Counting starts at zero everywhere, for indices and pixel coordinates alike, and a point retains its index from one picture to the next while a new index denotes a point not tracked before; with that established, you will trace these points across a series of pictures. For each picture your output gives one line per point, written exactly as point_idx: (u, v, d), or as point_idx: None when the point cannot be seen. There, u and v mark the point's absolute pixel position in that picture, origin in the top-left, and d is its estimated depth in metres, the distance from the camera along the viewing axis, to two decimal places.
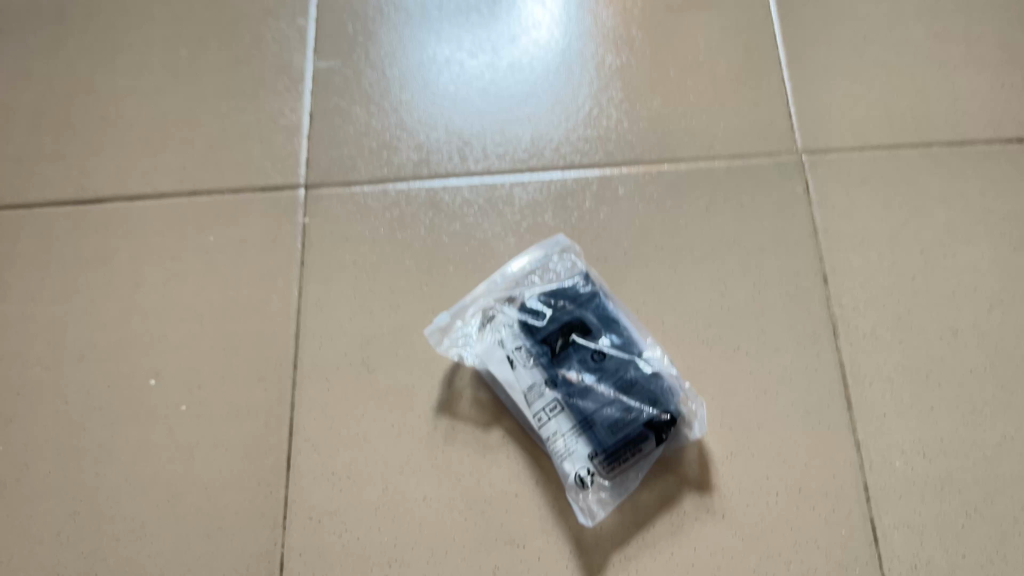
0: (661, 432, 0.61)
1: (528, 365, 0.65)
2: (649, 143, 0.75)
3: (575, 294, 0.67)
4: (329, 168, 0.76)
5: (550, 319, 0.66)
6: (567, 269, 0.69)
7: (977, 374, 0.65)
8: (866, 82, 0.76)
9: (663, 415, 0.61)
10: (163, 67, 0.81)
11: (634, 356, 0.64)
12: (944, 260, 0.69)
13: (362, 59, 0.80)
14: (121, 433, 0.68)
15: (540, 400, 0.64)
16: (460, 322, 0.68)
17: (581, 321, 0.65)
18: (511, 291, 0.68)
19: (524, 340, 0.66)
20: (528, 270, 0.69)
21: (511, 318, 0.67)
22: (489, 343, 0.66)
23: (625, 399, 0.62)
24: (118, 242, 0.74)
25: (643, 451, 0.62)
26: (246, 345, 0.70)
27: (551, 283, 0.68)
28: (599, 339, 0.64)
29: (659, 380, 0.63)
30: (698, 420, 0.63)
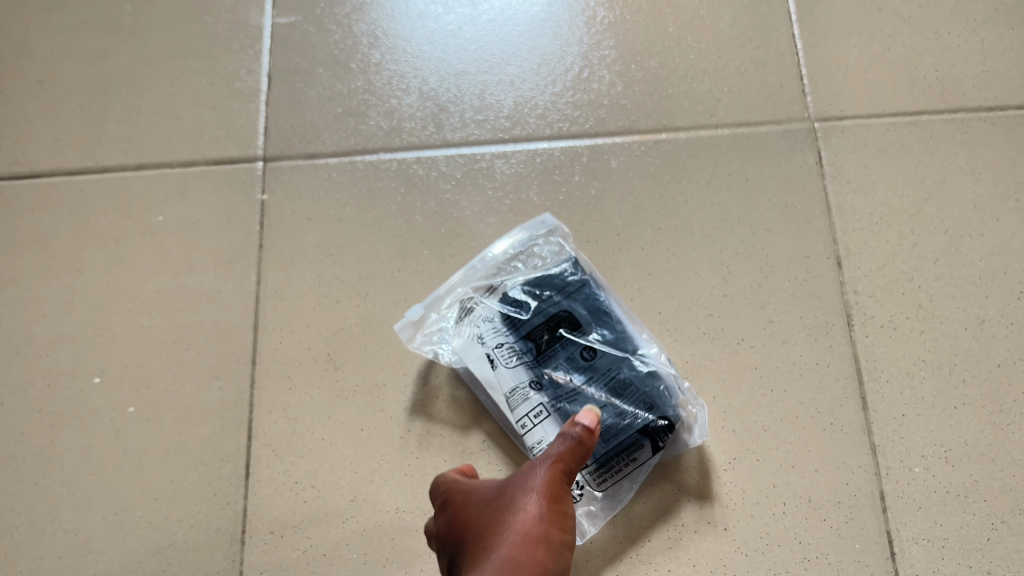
0: (657, 439, 0.55)
1: (511, 364, 0.58)
2: (646, 109, 0.68)
3: (562, 283, 0.60)
4: (289, 138, 0.68)
5: (535, 311, 0.59)
6: (553, 255, 0.62)
7: (1005, 369, 0.59)
8: (885, 39, 0.69)
9: (659, 420, 0.55)
10: (104, 23, 0.73)
11: (628, 354, 0.58)
12: (970, 241, 0.63)
13: (326, 12, 0.72)
14: (61, 437, 0.61)
15: (523, 404, 0.57)
16: (435, 315, 0.61)
17: (570, 314, 0.59)
18: (492, 280, 0.61)
19: (506, 336, 0.59)
20: (511, 255, 0.62)
21: (492, 310, 0.60)
22: (467, 339, 0.60)
23: (619, 402, 0.56)
24: (56, 223, 0.67)
25: (637, 460, 0.56)
26: (200, 339, 0.63)
27: (536, 271, 0.61)
28: (589, 334, 0.58)
29: (656, 380, 0.57)
30: (699, 425, 0.57)
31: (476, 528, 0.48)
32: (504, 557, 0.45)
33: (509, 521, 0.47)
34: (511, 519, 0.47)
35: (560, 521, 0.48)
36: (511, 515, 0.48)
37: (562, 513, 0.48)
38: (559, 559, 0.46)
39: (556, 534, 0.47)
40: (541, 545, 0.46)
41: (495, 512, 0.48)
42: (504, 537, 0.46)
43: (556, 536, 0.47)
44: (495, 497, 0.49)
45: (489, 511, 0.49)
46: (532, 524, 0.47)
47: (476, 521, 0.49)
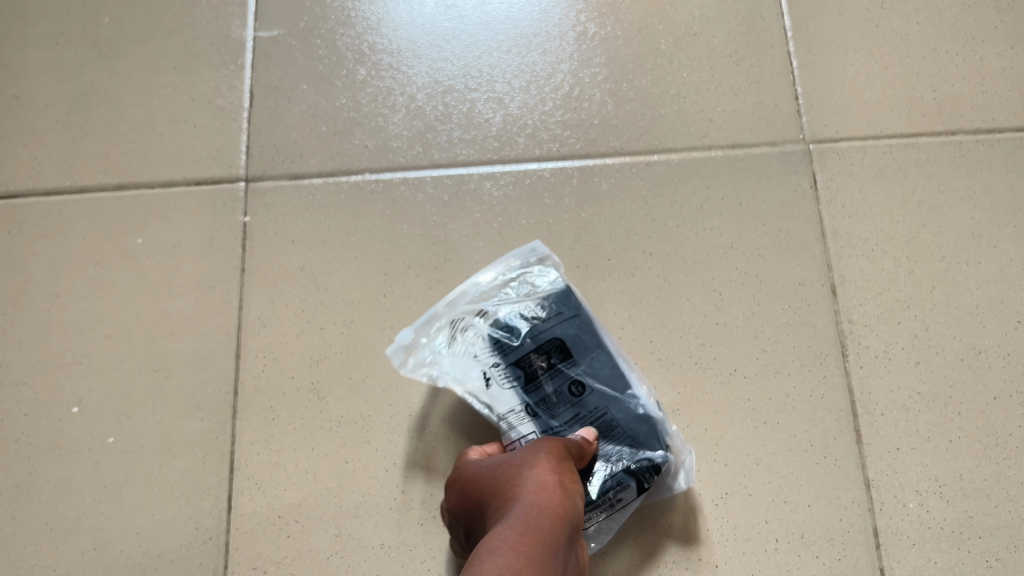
0: (641, 480, 0.54)
1: (503, 389, 0.56)
2: (637, 129, 0.66)
3: (555, 312, 0.57)
4: (272, 157, 0.67)
5: (527, 338, 0.56)
6: (547, 281, 0.58)
7: (1002, 402, 0.58)
8: (883, 58, 0.67)
9: (644, 460, 0.54)
10: (82, 37, 0.71)
11: (618, 393, 0.56)
12: (968, 268, 0.61)
13: (310, 27, 0.70)
14: (39, 469, 0.60)
15: (515, 431, 0.56)
16: (425, 337, 0.58)
17: (561, 344, 0.56)
18: (483, 303, 0.58)
19: (498, 361, 0.56)
20: (503, 276, 0.59)
21: (483, 333, 0.57)
22: (458, 361, 0.57)
23: (604, 443, 0.55)
24: (33, 246, 0.65)
25: (620, 500, 0.54)
26: (181, 367, 0.62)
27: (529, 297, 0.58)
28: (580, 369, 0.56)
29: (644, 423, 0.55)
30: (684, 471, 0.56)
31: (489, 491, 0.49)
32: (522, 504, 0.46)
33: (523, 477, 0.48)
34: (525, 476, 0.48)
35: (570, 481, 0.49)
36: (522, 473, 0.49)
37: (570, 473, 0.49)
38: (573, 509, 0.47)
39: (568, 487, 0.48)
40: (555, 492, 0.47)
41: (506, 476, 0.49)
42: (519, 488, 0.47)
43: (568, 490, 0.48)
44: (505, 464, 0.50)
45: (500, 475, 0.50)
46: (547, 479, 0.48)
47: (489, 486, 0.49)
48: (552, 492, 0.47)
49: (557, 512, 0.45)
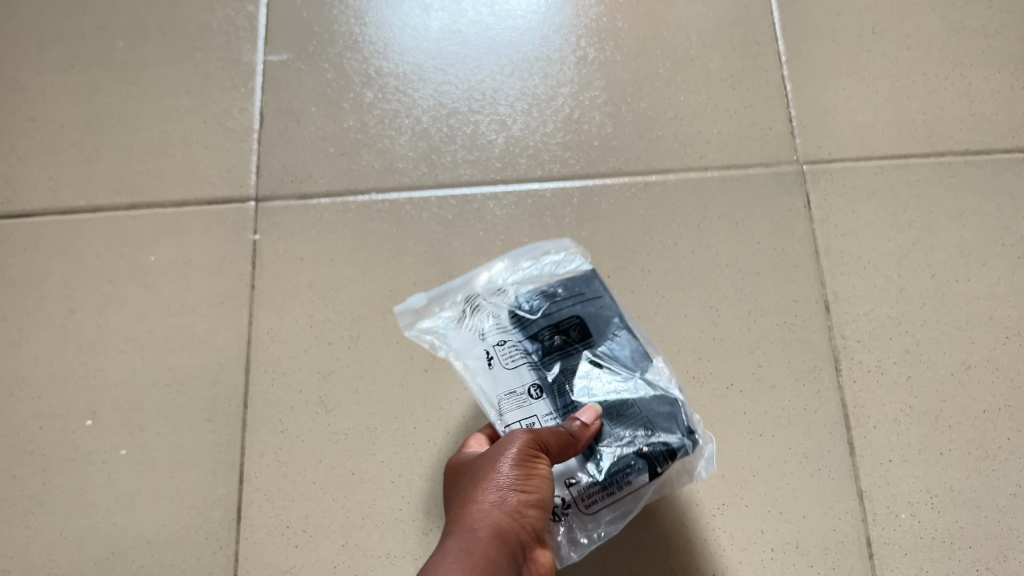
0: (655, 464, 0.45)
1: (510, 366, 0.49)
2: (636, 150, 0.68)
3: (577, 288, 0.51)
4: (282, 178, 0.69)
5: (546, 311, 0.50)
6: (572, 260, 0.53)
7: (991, 415, 0.60)
8: (873, 82, 0.69)
9: (659, 443, 0.46)
10: (97, 61, 0.73)
11: (636, 374, 0.48)
12: (957, 285, 0.63)
13: (318, 51, 0.72)
14: (54, 481, 0.61)
15: (516, 412, 0.48)
16: (436, 308, 0.53)
17: (581, 323, 0.49)
18: (503, 276, 0.53)
19: (508, 334, 0.50)
20: (522, 257, 0.54)
21: (498, 305, 0.51)
22: (467, 334, 0.51)
23: (616, 423, 0.46)
24: (49, 263, 0.67)
25: (631, 486, 0.46)
26: (192, 381, 0.64)
27: (552, 271, 0.53)
28: (598, 348, 0.49)
29: (664, 404, 0.47)
30: (704, 460, 0.48)
31: (458, 492, 0.45)
32: (457, 526, 0.41)
33: (474, 486, 0.43)
34: (483, 483, 0.43)
35: (527, 487, 0.43)
36: (479, 478, 0.44)
37: (532, 476, 0.43)
38: (519, 527, 0.42)
39: (521, 501, 0.43)
40: (498, 515, 0.42)
41: (468, 479, 0.45)
42: (466, 501, 0.43)
43: (518, 503, 0.42)
44: (479, 462, 0.46)
45: (468, 477, 0.45)
46: (495, 491, 0.43)
47: (458, 488, 0.45)
48: (494, 509, 0.42)
49: (491, 537, 0.41)
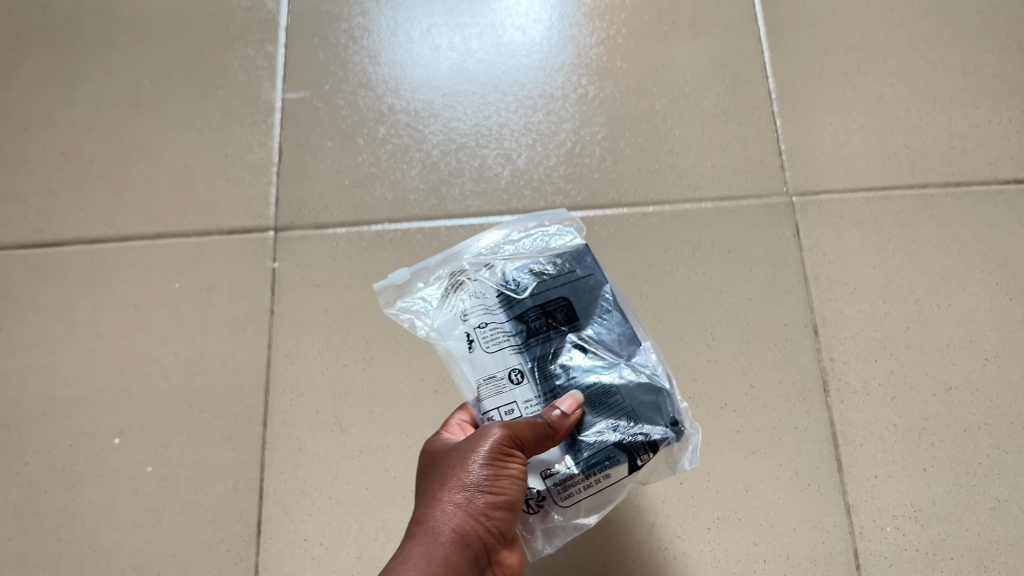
0: (634, 456, 0.47)
1: (491, 349, 0.49)
2: (634, 182, 0.72)
3: (566, 270, 0.52)
4: (299, 209, 0.73)
5: (532, 293, 0.50)
6: (563, 241, 0.54)
7: (971, 434, 0.63)
8: (859, 117, 0.73)
9: (639, 435, 0.47)
10: (124, 98, 0.78)
11: (620, 361, 0.49)
12: (939, 310, 0.67)
13: (334, 89, 0.76)
14: (83, 496, 0.65)
15: (495, 396, 0.48)
16: (420, 286, 0.54)
17: (567, 305, 0.50)
18: (492, 255, 0.54)
19: (492, 316, 0.50)
20: (512, 236, 0.55)
21: (484, 285, 0.52)
22: (450, 315, 0.51)
23: (599, 412, 0.47)
24: (78, 289, 0.71)
25: (609, 478, 0.47)
26: (215, 401, 0.67)
27: (541, 252, 0.53)
28: (582, 332, 0.50)
29: (647, 393, 0.48)
30: (688, 453, 0.48)
31: (428, 482, 0.46)
32: (422, 525, 0.42)
33: (441, 483, 0.44)
34: (452, 479, 0.44)
35: (495, 488, 0.43)
36: (447, 474, 0.44)
37: (500, 476, 0.44)
38: (482, 529, 0.42)
39: (489, 503, 0.43)
40: (465, 516, 0.42)
41: (437, 472, 0.45)
42: (431, 498, 0.43)
43: (484, 504, 0.43)
44: (451, 453, 0.46)
45: (439, 469, 0.46)
46: (461, 491, 0.43)
47: (429, 478, 0.46)
48: (458, 510, 0.42)
49: (451, 540, 0.41)
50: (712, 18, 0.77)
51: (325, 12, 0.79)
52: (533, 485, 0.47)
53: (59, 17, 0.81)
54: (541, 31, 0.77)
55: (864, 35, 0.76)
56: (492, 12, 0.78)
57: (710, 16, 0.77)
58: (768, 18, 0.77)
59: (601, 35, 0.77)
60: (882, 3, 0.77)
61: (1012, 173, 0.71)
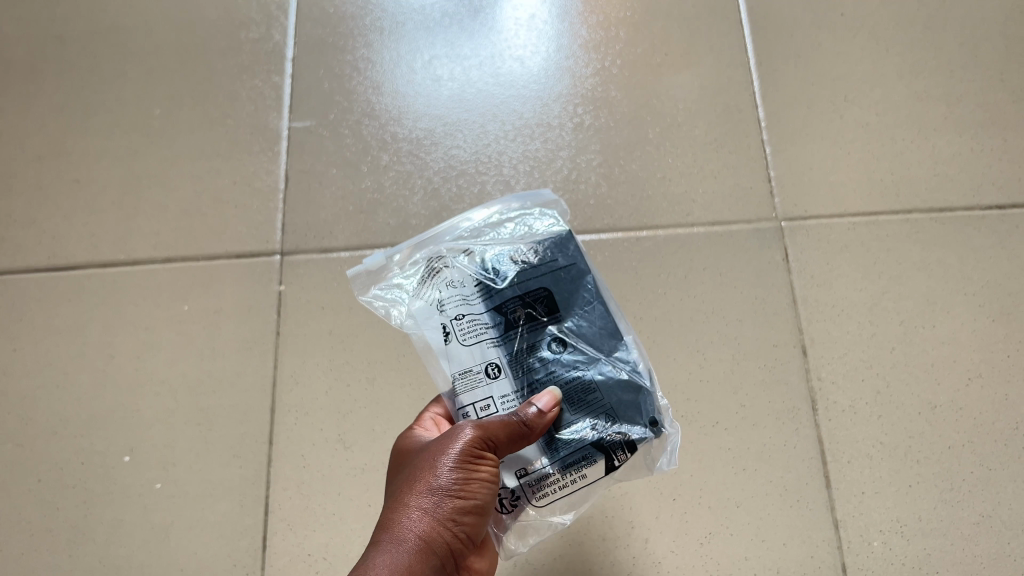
0: (612, 456, 0.47)
1: (468, 341, 0.49)
2: (628, 208, 0.74)
3: (548, 258, 0.51)
4: (305, 234, 0.75)
5: (512, 283, 0.50)
6: (546, 226, 0.53)
7: (955, 451, 0.65)
8: (846, 145, 0.76)
9: (618, 435, 0.47)
10: (136, 127, 0.80)
11: (602, 355, 0.49)
12: (924, 331, 0.69)
13: (338, 118, 0.79)
14: (93, 512, 0.67)
15: (471, 391, 0.48)
16: (397, 271, 0.54)
17: (548, 296, 0.49)
18: (471, 241, 0.53)
19: (469, 307, 0.50)
20: (493, 221, 0.55)
21: (461, 273, 0.51)
22: (426, 304, 0.51)
23: (577, 410, 0.47)
24: (90, 312, 0.73)
25: (584, 478, 0.47)
26: (222, 420, 0.69)
27: (523, 239, 0.52)
28: (564, 324, 0.49)
29: (628, 391, 0.48)
30: (666, 454, 0.48)
31: (396, 484, 0.46)
32: (388, 531, 0.42)
33: (408, 486, 0.44)
34: (421, 482, 0.44)
35: (463, 493, 0.44)
36: (415, 477, 0.45)
37: (469, 480, 0.44)
38: (448, 534, 0.43)
39: (457, 507, 0.43)
40: (431, 522, 0.43)
41: (406, 474, 0.46)
42: (397, 502, 0.43)
43: (451, 509, 0.43)
44: (421, 454, 0.46)
45: (408, 471, 0.46)
46: (428, 496, 0.43)
47: (397, 480, 0.46)
48: (424, 516, 0.43)
49: (416, 548, 0.41)
50: (703, 49, 0.80)
51: (330, 44, 0.82)
52: (508, 481, 0.47)
53: (73, 49, 0.84)
54: (538, 62, 0.80)
55: (851, 65, 0.79)
56: (492, 44, 0.81)
57: (702, 47, 0.80)
58: (758, 49, 0.80)
59: (596, 66, 0.80)
60: (868, 35, 0.80)
61: (995, 198, 0.73)
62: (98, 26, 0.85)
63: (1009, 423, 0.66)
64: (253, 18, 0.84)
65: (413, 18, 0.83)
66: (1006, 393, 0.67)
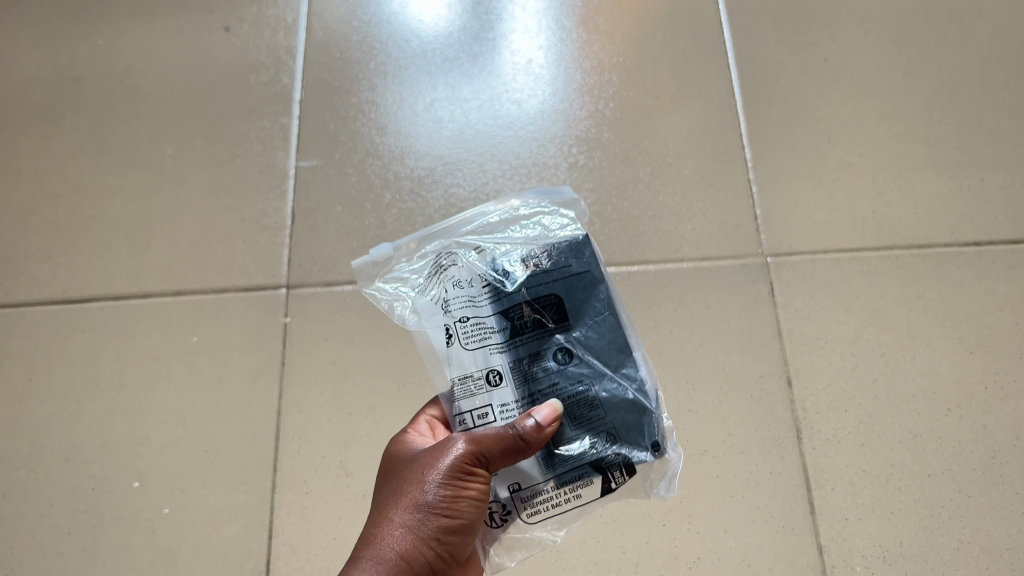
0: (609, 476, 0.48)
1: (471, 345, 0.50)
2: (620, 244, 0.77)
3: (561, 264, 0.52)
4: (310, 268, 0.78)
5: (521, 287, 0.51)
6: (563, 232, 0.54)
7: (935, 479, 0.68)
8: (830, 184, 0.79)
9: (618, 455, 0.48)
10: (150, 166, 0.84)
11: (609, 370, 0.50)
12: (904, 362, 0.72)
13: (343, 157, 0.83)
14: (104, 536, 0.70)
15: (470, 398, 0.49)
16: (404, 264, 0.55)
17: (558, 305, 0.50)
18: (483, 238, 0.54)
19: (474, 309, 0.51)
20: (513, 217, 0.55)
21: (470, 273, 0.52)
22: (430, 303, 0.52)
23: (579, 425, 0.49)
24: (104, 343, 0.76)
25: (579, 496, 0.48)
26: (228, 447, 0.72)
27: (538, 242, 0.53)
28: (572, 334, 0.50)
29: (632, 412, 0.49)
30: (665, 479, 0.50)
31: (386, 493, 0.48)
32: (372, 546, 0.45)
33: (397, 499, 0.46)
34: (408, 497, 0.46)
35: (450, 511, 0.46)
36: (403, 491, 0.47)
37: (457, 498, 0.46)
38: (430, 553, 0.45)
39: (441, 524, 0.45)
40: (414, 539, 0.45)
41: (396, 485, 0.48)
42: (383, 517, 0.46)
43: (435, 528, 0.45)
44: (413, 465, 0.49)
45: (398, 481, 0.48)
46: (414, 512, 0.46)
47: (387, 489, 0.48)
48: (408, 532, 0.45)
49: (396, 566, 0.44)
50: (693, 92, 0.83)
51: (336, 87, 0.86)
52: (500, 493, 0.49)
53: (91, 90, 0.88)
54: (536, 104, 0.84)
55: (834, 108, 0.82)
56: (491, 88, 0.85)
57: (691, 90, 0.83)
58: (745, 92, 0.83)
59: (591, 108, 0.83)
60: (850, 79, 0.83)
61: (972, 236, 0.76)
62: (114, 68, 0.89)
63: (987, 452, 0.68)
64: (263, 62, 0.88)
65: (417, 63, 0.87)
66: (984, 423, 0.69)
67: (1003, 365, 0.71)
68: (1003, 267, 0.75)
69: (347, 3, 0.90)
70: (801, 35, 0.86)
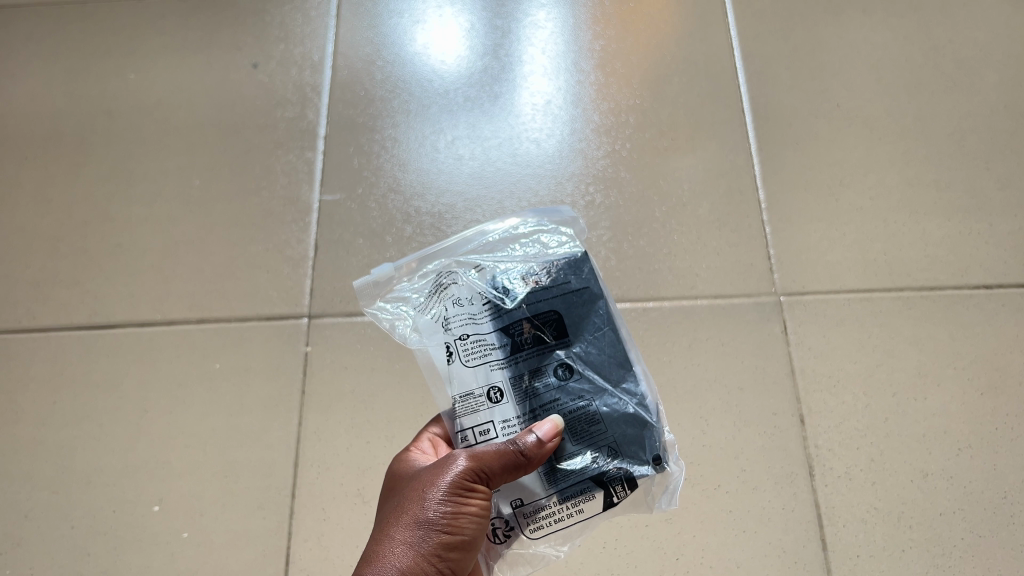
0: (610, 491, 0.49)
1: (472, 362, 0.51)
2: (636, 280, 0.79)
3: (560, 280, 0.53)
4: (331, 298, 0.80)
5: (521, 303, 0.52)
6: (563, 248, 0.55)
7: (946, 517, 0.68)
8: (842, 225, 0.81)
9: (620, 469, 0.49)
10: (177, 197, 0.86)
11: (609, 385, 0.51)
12: (916, 402, 0.73)
13: (365, 192, 0.85)
14: (122, 558, 0.71)
15: (472, 414, 0.51)
16: (404, 283, 0.56)
17: (558, 320, 0.52)
18: (484, 257, 0.56)
19: (475, 327, 0.52)
20: (513, 236, 0.57)
21: (470, 291, 0.53)
22: (431, 321, 0.53)
23: (582, 441, 0.50)
24: (128, 368, 0.78)
25: (581, 511, 0.50)
26: (247, 473, 0.73)
27: (538, 259, 0.55)
28: (572, 349, 0.51)
29: (633, 426, 0.50)
30: (667, 494, 0.51)
31: (385, 513, 0.49)
32: (375, 561, 0.45)
33: (397, 518, 0.47)
34: (409, 513, 0.47)
35: (450, 527, 0.46)
36: (404, 509, 0.48)
37: (458, 514, 0.47)
38: (432, 568, 0.45)
39: (442, 538, 0.46)
40: (415, 554, 0.45)
41: (395, 504, 0.49)
42: (384, 535, 0.46)
43: (436, 544, 0.46)
44: (412, 484, 0.49)
45: (398, 501, 0.49)
46: (415, 529, 0.46)
47: (386, 510, 0.49)
48: (411, 547, 0.46)
49: None
50: (708, 135, 0.85)
51: (360, 124, 0.88)
52: (503, 509, 0.50)
53: (121, 122, 0.90)
54: (552, 142, 0.86)
55: (846, 153, 0.84)
56: (509, 127, 0.87)
57: (706, 132, 0.85)
58: (759, 136, 0.85)
59: (607, 148, 0.85)
60: (862, 125, 0.85)
61: (982, 279, 0.77)
62: (145, 101, 0.91)
63: (997, 492, 0.69)
64: (289, 98, 0.90)
65: (438, 101, 0.89)
66: (994, 464, 0.70)
67: (1013, 407, 0.72)
68: (1012, 311, 0.76)
69: (371, 43, 0.93)
70: (814, 82, 0.88)
